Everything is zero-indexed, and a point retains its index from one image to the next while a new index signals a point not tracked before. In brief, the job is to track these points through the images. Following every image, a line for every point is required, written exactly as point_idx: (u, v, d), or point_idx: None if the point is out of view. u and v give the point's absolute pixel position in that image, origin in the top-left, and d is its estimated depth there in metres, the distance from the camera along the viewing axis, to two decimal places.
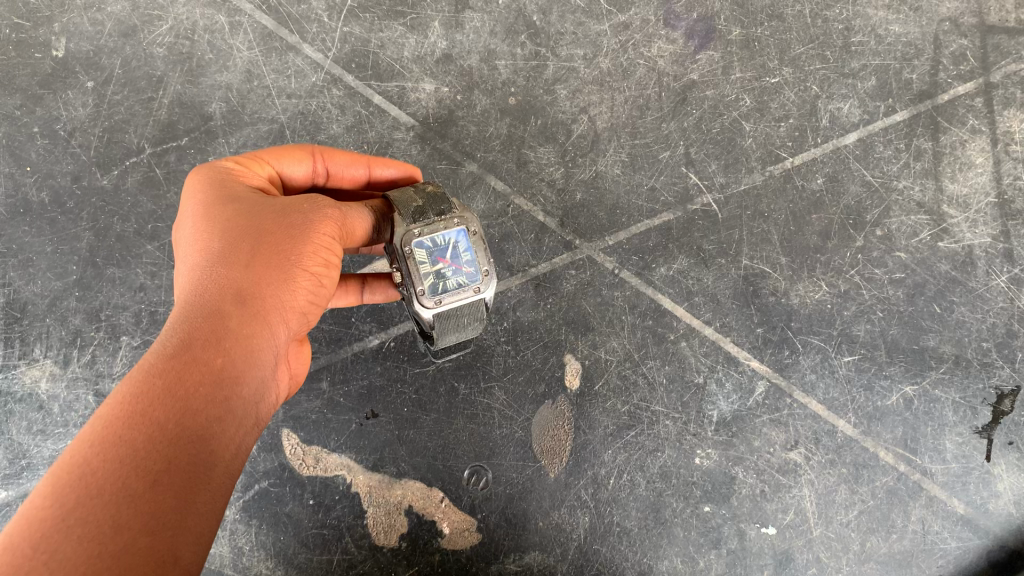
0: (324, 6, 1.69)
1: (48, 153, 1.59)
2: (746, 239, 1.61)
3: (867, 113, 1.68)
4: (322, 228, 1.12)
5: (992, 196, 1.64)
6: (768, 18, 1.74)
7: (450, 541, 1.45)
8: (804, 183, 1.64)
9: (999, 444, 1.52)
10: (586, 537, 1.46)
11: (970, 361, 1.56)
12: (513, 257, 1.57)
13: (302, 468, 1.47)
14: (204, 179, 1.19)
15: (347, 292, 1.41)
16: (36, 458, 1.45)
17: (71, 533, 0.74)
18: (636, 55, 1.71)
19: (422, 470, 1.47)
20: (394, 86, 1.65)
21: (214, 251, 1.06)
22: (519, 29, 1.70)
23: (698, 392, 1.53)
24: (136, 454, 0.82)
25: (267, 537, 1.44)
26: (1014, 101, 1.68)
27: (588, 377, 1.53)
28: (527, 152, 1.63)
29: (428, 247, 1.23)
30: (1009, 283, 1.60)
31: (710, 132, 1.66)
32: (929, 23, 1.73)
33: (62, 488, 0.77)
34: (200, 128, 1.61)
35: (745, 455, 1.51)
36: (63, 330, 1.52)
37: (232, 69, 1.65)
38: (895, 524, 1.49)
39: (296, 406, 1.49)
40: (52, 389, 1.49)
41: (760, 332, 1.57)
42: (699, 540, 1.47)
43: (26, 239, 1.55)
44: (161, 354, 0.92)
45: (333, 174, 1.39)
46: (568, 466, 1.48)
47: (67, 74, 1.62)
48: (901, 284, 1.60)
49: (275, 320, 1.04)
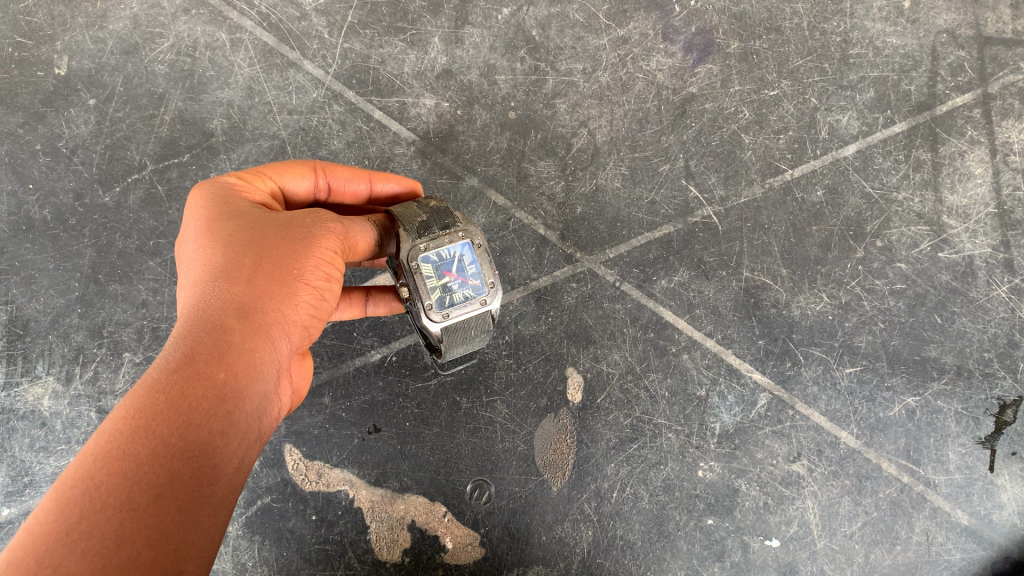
0: (325, 23, 1.71)
1: (50, 170, 1.59)
2: (747, 252, 1.61)
3: (866, 125, 1.69)
4: (324, 242, 1.13)
5: (991, 207, 1.64)
6: (766, 32, 1.75)
7: (453, 556, 1.44)
8: (804, 195, 1.64)
9: (1002, 454, 1.52)
10: (590, 552, 1.46)
11: (972, 372, 1.56)
12: (514, 271, 1.57)
13: (305, 483, 1.47)
14: (205, 195, 1.19)
15: (351, 305, 1.41)
16: (39, 475, 1.45)
17: (74, 547, 0.74)
18: (636, 69, 1.72)
19: (425, 485, 1.47)
20: (394, 102, 1.66)
21: (216, 266, 1.06)
22: (519, 44, 1.71)
23: (700, 404, 1.53)
24: (138, 468, 0.82)
25: (270, 553, 1.43)
26: (1012, 112, 1.68)
27: (590, 390, 1.53)
28: (527, 166, 1.63)
29: (434, 261, 1.24)
30: (1010, 293, 1.60)
31: (710, 145, 1.67)
32: (927, 35, 1.74)
33: (64, 502, 0.77)
34: (202, 144, 1.62)
35: (747, 467, 1.51)
36: (65, 346, 1.52)
37: (234, 85, 1.66)
38: (899, 536, 1.48)
39: (299, 421, 1.49)
40: (54, 406, 1.49)
41: (762, 344, 1.57)
42: (703, 553, 1.47)
43: (29, 256, 1.55)
44: (164, 368, 0.91)
45: (334, 189, 1.39)
46: (571, 479, 1.48)
47: (70, 92, 1.63)
48: (902, 295, 1.60)
49: (277, 334, 1.04)
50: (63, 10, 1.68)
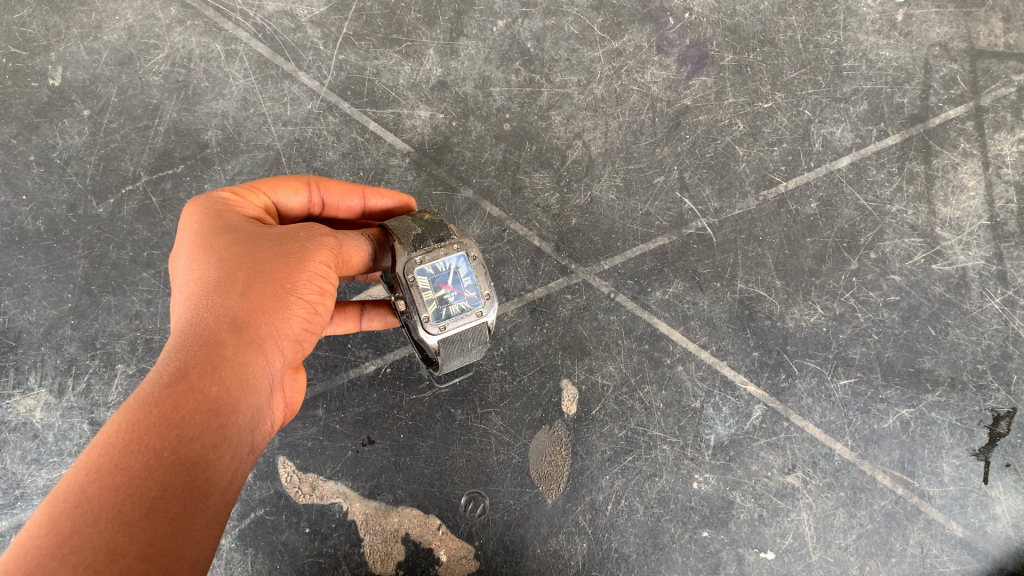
0: (321, 34, 1.71)
1: (44, 181, 1.59)
2: (742, 263, 1.61)
3: (860, 137, 1.70)
4: (318, 256, 1.13)
5: (984, 219, 1.65)
6: (761, 44, 1.76)
7: (448, 570, 1.43)
8: (797, 207, 1.65)
9: (997, 466, 1.52)
10: (586, 564, 1.45)
11: (966, 384, 1.56)
12: (509, 282, 1.57)
13: (299, 496, 1.46)
14: (199, 209, 1.19)
15: (346, 319, 1.39)
16: (31, 487, 1.44)
17: (67, 561, 0.73)
18: (630, 81, 1.72)
19: (419, 498, 1.47)
20: (390, 113, 1.66)
21: (210, 279, 1.05)
22: (513, 56, 1.71)
23: (696, 416, 1.53)
24: (131, 481, 0.81)
25: (263, 566, 1.42)
26: (1005, 124, 1.69)
27: (585, 402, 1.53)
28: (522, 178, 1.63)
29: (429, 273, 1.23)
30: (1003, 305, 1.61)
31: (704, 157, 1.67)
32: (919, 48, 1.75)
33: (56, 516, 0.76)
34: (197, 155, 1.62)
35: (743, 479, 1.51)
36: (58, 358, 1.51)
37: (229, 96, 1.66)
38: (894, 548, 1.48)
39: (293, 433, 1.49)
40: (46, 417, 1.48)
41: (757, 355, 1.57)
42: (698, 565, 1.46)
43: (22, 267, 1.55)
44: (157, 382, 0.91)
45: (328, 205, 1.39)
46: (565, 492, 1.48)
47: (64, 103, 1.63)
48: (896, 307, 1.61)
49: (270, 347, 1.03)
50: (58, 21, 1.68)
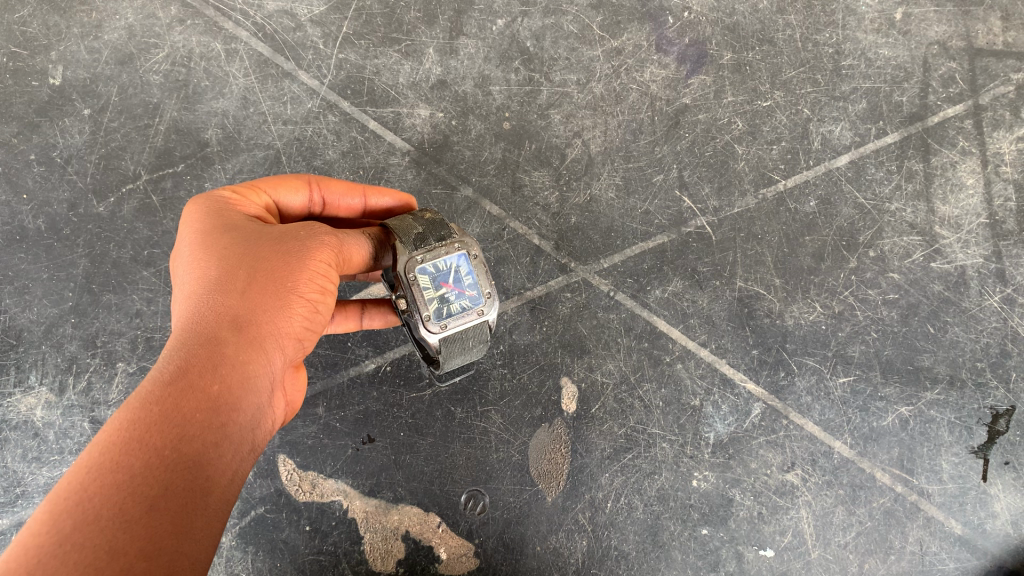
0: (320, 33, 1.71)
1: (45, 180, 1.59)
2: (741, 262, 1.62)
3: (858, 135, 1.70)
4: (318, 255, 1.13)
5: (983, 217, 1.65)
6: (760, 43, 1.76)
7: (448, 567, 1.44)
8: (796, 206, 1.65)
9: (996, 464, 1.52)
10: (585, 562, 1.46)
11: (965, 381, 1.57)
12: (509, 281, 1.57)
13: (299, 494, 1.46)
14: (200, 208, 1.19)
15: (346, 318, 1.39)
16: (32, 485, 1.45)
17: (68, 559, 0.73)
18: (629, 80, 1.73)
19: (419, 495, 1.47)
20: (390, 112, 1.66)
21: (211, 278, 1.06)
22: (513, 55, 1.72)
23: (695, 414, 1.54)
24: (133, 480, 0.81)
25: (263, 564, 1.43)
26: (1003, 122, 1.69)
27: (584, 400, 1.53)
28: (522, 176, 1.64)
29: (430, 272, 1.24)
30: (1002, 302, 1.61)
31: (703, 155, 1.68)
32: (918, 46, 1.75)
33: (57, 514, 0.77)
34: (197, 154, 1.62)
35: (742, 477, 1.51)
36: (59, 356, 1.51)
37: (230, 95, 1.66)
38: (893, 546, 1.48)
39: (293, 431, 1.49)
40: (47, 416, 1.49)
41: (756, 353, 1.57)
42: (698, 563, 1.47)
43: (23, 265, 1.55)
44: (158, 380, 0.91)
45: (329, 204, 1.39)
46: (565, 489, 1.48)
47: (65, 102, 1.63)
48: (895, 305, 1.61)
49: (271, 346, 1.04)
50: (58, 20, 1.68)
